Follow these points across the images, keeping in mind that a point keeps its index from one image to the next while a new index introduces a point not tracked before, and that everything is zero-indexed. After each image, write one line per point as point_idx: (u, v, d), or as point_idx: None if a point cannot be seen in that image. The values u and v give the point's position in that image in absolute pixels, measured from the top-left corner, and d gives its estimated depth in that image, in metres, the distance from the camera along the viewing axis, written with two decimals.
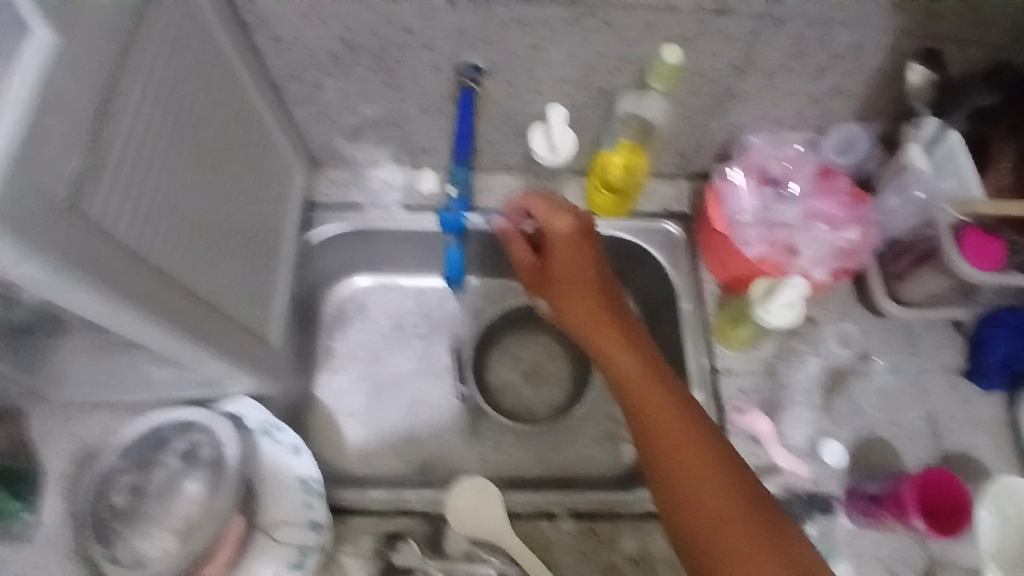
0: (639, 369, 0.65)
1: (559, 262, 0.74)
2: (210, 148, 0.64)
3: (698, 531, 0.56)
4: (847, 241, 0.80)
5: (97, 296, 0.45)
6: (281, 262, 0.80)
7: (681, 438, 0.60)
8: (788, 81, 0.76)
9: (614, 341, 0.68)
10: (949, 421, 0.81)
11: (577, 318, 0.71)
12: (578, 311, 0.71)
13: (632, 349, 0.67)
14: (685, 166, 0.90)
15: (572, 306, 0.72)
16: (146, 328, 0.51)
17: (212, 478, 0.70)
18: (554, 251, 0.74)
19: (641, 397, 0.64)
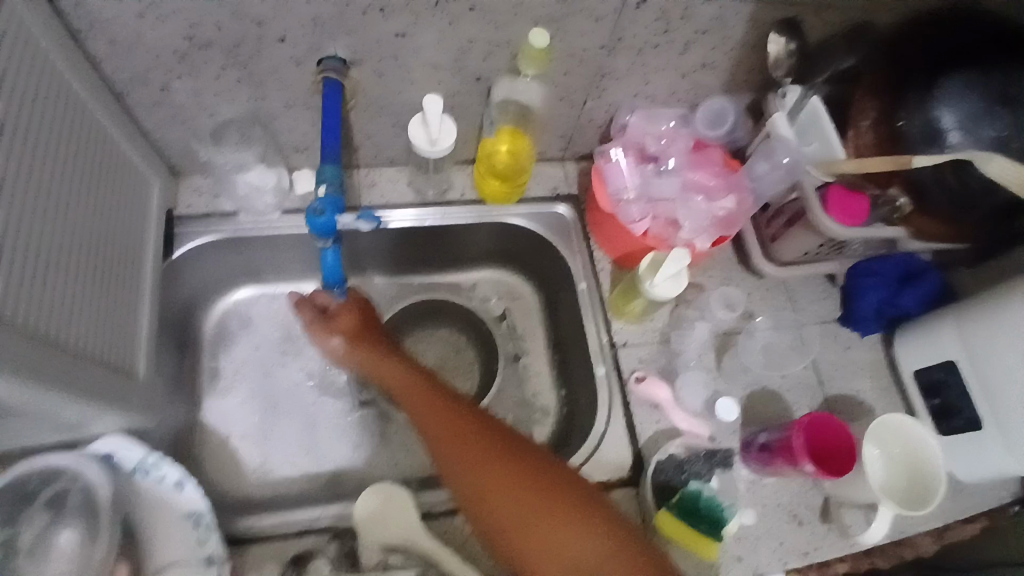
0: (415, 382, 0.75)
1: (344, 317, 0.80)
2: (49, 167, 0.57)
3: (508, 526, 0.63)
4: (723, 210, 0.82)
5: None
6: (147, 282, 0.73)
7: (483, 452, 0.67)
8: (656, 59, 0.77)
9: (396, 371, 0.76)
10: (828, 368, 0.87)
11: (364, 357, 0.78)
12: (363, 351, 0.79)
13: (406, 365, 0.77)
14: (570, 148, 0.90)
15: (356, 347, 0.79)
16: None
17: (85, 529, 0.64)
18: (338, 309, 0.80)
19: (433, 416, 0.71)
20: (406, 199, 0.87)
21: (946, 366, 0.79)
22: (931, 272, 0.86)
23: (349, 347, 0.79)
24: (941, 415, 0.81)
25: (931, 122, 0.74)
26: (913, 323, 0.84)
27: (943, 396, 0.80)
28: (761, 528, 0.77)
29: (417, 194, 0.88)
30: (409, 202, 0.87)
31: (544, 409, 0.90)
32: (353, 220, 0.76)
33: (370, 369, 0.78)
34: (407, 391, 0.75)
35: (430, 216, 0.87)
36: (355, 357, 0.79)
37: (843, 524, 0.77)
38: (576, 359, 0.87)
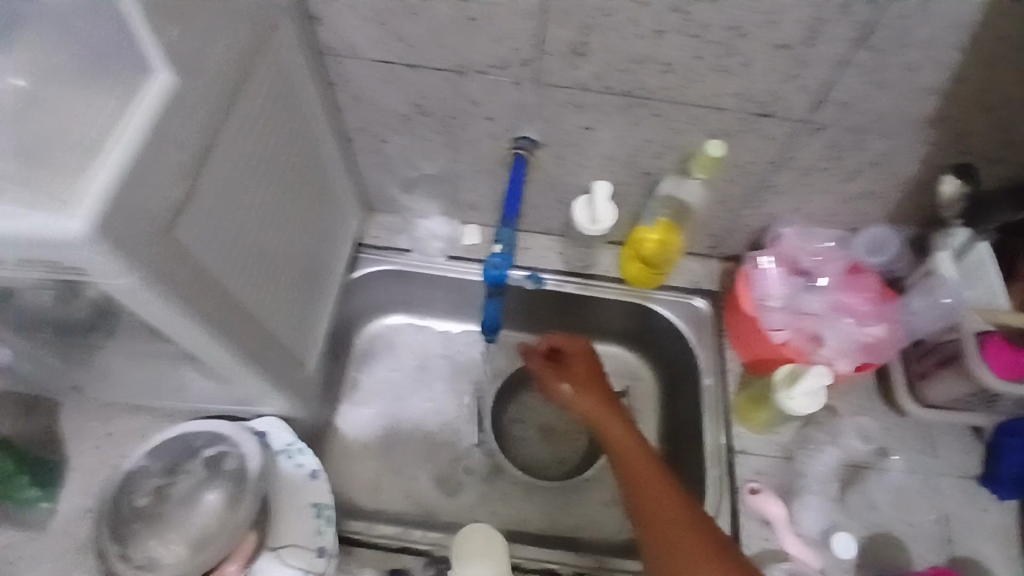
0: (635, 447, 0.74)
1: (576, 364, 0.85)
2: (286, 191, 0.70)
3: None
4: (872, 336, 0.82)
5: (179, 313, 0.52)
6: (328, 296, 0.87)
7: (693, 547, 0.65)
8: (824, 181, 0.80)
9: (617, 428, 0.76)
10: (961, 527, 0.80)
11: (586, 408, 0.80)
12: (587, 402, 0.80)
13: (629, 427, 0.77)
14: (719, 248, 0.94)
15: (582, 395, 0.81)
16: (204, 339, 0.57)
17: (231, 491, 0.74)
18: (568, 357, 0.86)
19: (641, 486, 0.70)
20: (553, 265, 0.95)
21: None
22: None
23: (574, 393, 0.82)
24: None
25: None
26: None
27: None
28: None
29: (564, 264, 0.95)
30: (555, 268, 0.94)
31: None
32: (521, 277, 0.94)
33: (590, 420, 0.79)
34: (625, 452, 0.74)
35: (569, 285, 0.94)
36: (578, 403, 0.81)
37: None
38: (689, 451, 0.88)
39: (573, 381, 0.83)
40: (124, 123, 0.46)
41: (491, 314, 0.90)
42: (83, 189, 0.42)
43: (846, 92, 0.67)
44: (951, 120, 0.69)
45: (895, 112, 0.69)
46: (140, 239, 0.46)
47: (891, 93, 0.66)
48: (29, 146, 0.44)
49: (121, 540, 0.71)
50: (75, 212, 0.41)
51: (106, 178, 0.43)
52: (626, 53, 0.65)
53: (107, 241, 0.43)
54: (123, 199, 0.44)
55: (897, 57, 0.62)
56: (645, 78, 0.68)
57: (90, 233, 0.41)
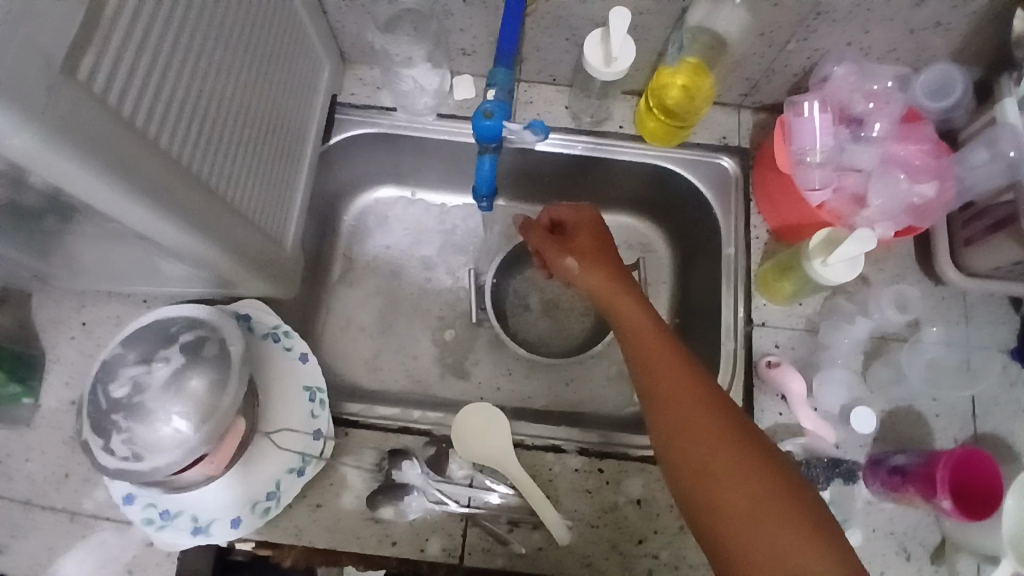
0: (646, 324, 0.67)
1: (581, 235, 0.76)
2: (236, 27, 0.57)
3: (727, 509, 0.54)
4: (922, 197, 0.71)
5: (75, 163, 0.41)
6: (304, 162, 0.76)
7: (709, 422, 0.58)
8: (887, 6, 0.66)
9: (627, 303, 0.69)
10: (984, 400, 0.75)
11: (593, 283, 0.72)
12: (593, 277, 0.72)
13: (640, 303, 0.69)
14: (752, 96, 0.81)
15: (588, 269, 0.73)
16: (135, 208, 0.47)
17: (217, 377, 0.66)
18: (574, 228, 0.77)
19: (653, 367, 0.63)
20: (562, 121, 0.83)
21: None
22: None
23: (579, 266, 0.74)
24: None
25: None
26: None
27: None
28: (866, 552, 0.70)
29: (573, 119, 0.83)
30: (563, 124, 0.83)
31: None
32: (518, 128, 0.74)
33: (598, 295, 0.72)
34: (633, 327, 0.67)
35: (580, 141, 0.82)
36: (583, 277, 0.73)
37: (955, 568, 0.69)
38: (705, 325, 0.82)
39: (578, 254, 0.75)
40: None
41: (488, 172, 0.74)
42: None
43: None
44: None
45: None
46: (31, 89, 0.36)
47: None
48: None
49: (101, 433, 0.63)
50: None
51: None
52: None
53: None
54: None
55: None
56: None
57: None
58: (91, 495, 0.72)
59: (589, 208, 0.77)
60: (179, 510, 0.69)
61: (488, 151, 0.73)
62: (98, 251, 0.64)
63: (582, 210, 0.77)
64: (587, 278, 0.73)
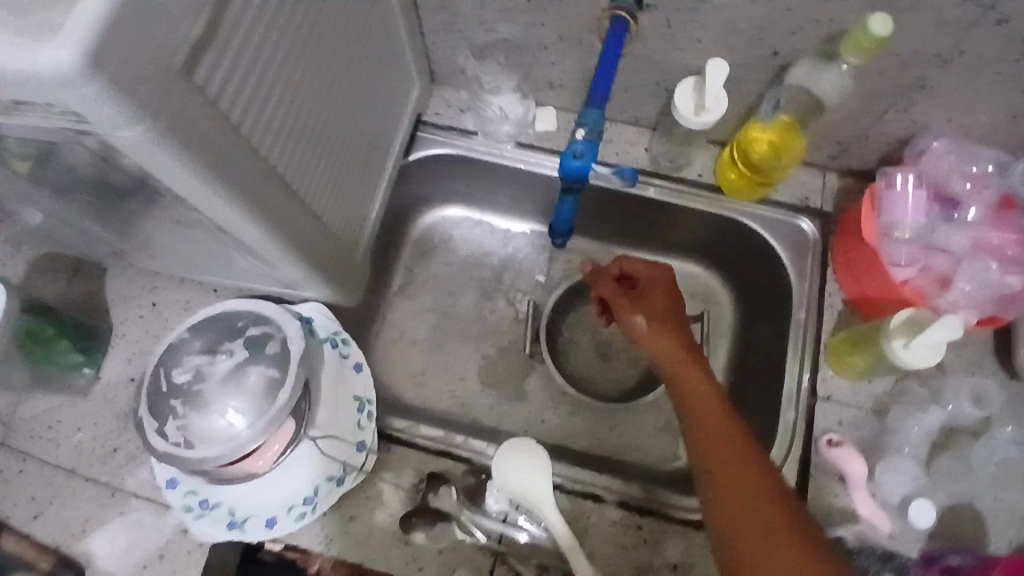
0: (716, 404, 0.62)
1: (655, 296, 0.72)
2: (339, 40, 0.58)
3: None
4: (1012, 287, 0.68)
5: (171, 157, 0.41)
6: (384, 176, 0.78)
7: (781, 530, 0.54)
8: (996, 85, 0.63)
9: (698, 376, 0.64)
10: None
11: (662, 348, 0.67)
12: (663, 342, 0.68)
13: (711, 379, 0.65)
14: (839, 159, 0.78)
15: (658, 334, 0.68)
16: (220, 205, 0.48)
17: (275, 376, 0.68)
18: (646, 286, 0.73)
19: (720, 452, 0.59)
20: (639, 163, 0.82)
21: None
22: None
23: (649, 327, 0.69)
24: None
25: None
26: None
27: None
28: None
29: (651, 162, 0.82)
30: (640, 167, 0.82)
31: None
32: (607, 173, 0.80)
33: (666, 361, 0.67)
34: (703, 404, 0.63)
35: (654, 185, 0.81)
36: (651, 339, 0.68)
37: None
38: (764, 389, 0.78)
39: (648, 312, 0.70)
40: None
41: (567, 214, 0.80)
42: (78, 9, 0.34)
43: None
44: None
45: None
46: (151, 84, 0.37)
47: None
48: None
49: (158, 415, 0.65)
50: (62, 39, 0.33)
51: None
52: None
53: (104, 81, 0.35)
54: (127, 29, 0.35)
55: None
56: None
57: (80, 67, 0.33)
58: (135, 473, 0.73)
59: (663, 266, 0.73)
60: (217, 501, 0.69)
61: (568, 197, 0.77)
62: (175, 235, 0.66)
63: (656, 268, 0.73)
64: (656, 340, 0.68)
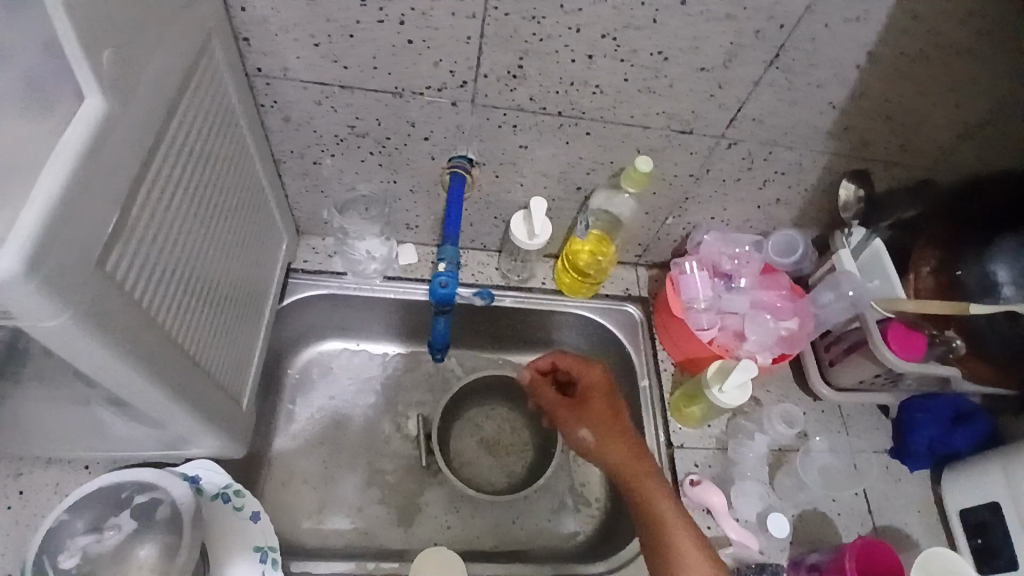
0: (668, 507, 0.74)
1: (595, 400, 0.83)
2: (220, 215, 0.66)
3: None
4: (787, 329, 0.89)
5: (99, 343, 0.47)
6: (262, 320, 0.84)
7: None
8: (737, 191, 0.86)
9: (649, 483, 0.76)
10: (876, 497, 0.88)
11: (613, 454, 0.78)
12: (613, 449, 0.79)
13: (664, 486, 0.76)
14: (645, 256, 0.99)
15: (606, 442, 0.79)
16: (134, 380, 0.53)
17: (170, 543, 0.68)
18: (590, 393, 0.84)
19: (679, 557, 0.70)
20: (492, 280, 0.97)
21: (993, 506, 0.79)
22: (981, 415, 0.87)
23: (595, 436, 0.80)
24: (981, 556, 0.80)
25: (988, 275, 0.78)
26: (961, 463, 0.85)
27: (985, 537, 0.79)
28: None
29: (502, 278, 0.97)
30: (493, 283, 0.96)
31: (589, 495, 0.95)
32: (469, 295, 0.94)
33: (615, 464, 0.78)
34: (654, 505, 0.74)
35: (508, 296, 0.95)
36: (600, 447, 0.79)
37: None
38: None
39: (591, 417, 0.82)
40: (57, 150, 0.42)
41: (442, 330, 0.92)
42: (17, 223, 0.39)
43: (760, 110, 0.74)
44: (846, 133, 0.78)
45: (800, 124, 0.76)
46: (74, 273, 0.42)
47: (795, 109, 0.74)
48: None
49: None
50: (4, 251, 0.38)
51: (39, 209, 0.39)
52: (560, 76, 0.68)
53: (38, 280, 0.39)
54: (57, 232, 0.40)
55: (802, 78, 0.70)
56: (578, 99, 0.71)
57: (20, 272, 0.38)
58: None
59: (601, 371, 0.85)
60: None
61: (440, 318, 0.90)
62: (49, 409, 0.64)
63: (594, 374, 0.85)
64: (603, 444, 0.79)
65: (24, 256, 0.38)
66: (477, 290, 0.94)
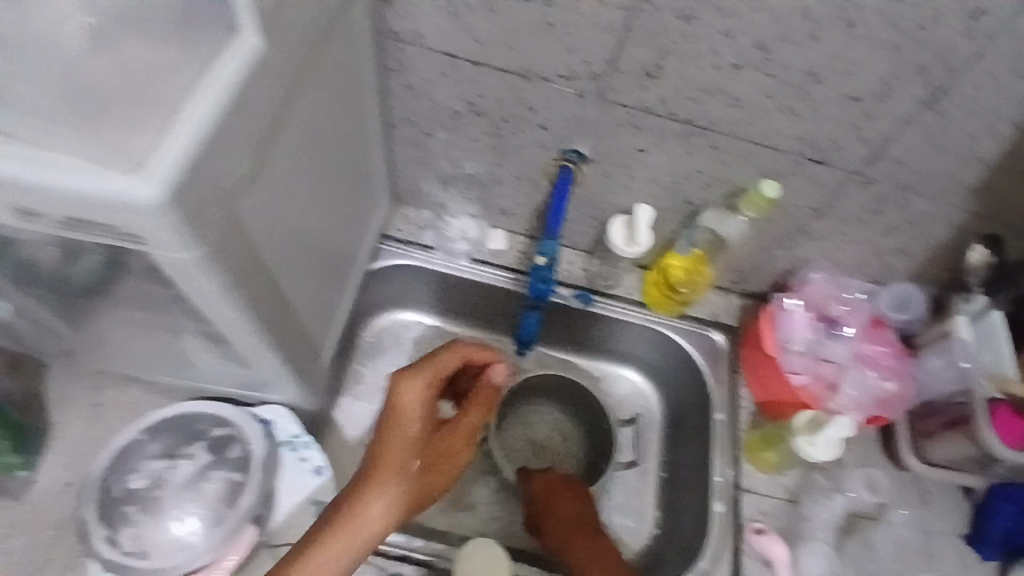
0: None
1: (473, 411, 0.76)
2: (333, 170, 0.66)
3: None
4: (886, 390, 0.83)
5: (218, 283, 0.48)
6: (349, 282, 0.84)
7: None
8: (860, 233, 0.80)
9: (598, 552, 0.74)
10: None
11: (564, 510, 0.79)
12: (564, 506, 0.80)
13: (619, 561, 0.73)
14: (742, 284, 0.93)
15: (558, 499, 0.80)
16: (236, 323, 0.53)
17: (236, 480, 0.71)
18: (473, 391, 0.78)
19: None
20: (578, 280, 0.94)
21: None
22: None
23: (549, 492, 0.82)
24: None
25: None
26: None
27: None
28: None
29: (588, 280, 0.94)
30: (579, 284, 0.93)
31: (639, 513, 0.89)
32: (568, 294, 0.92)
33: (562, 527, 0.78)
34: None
35: (592, 300, 0.92)
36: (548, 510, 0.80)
37: None
38: (693, 484, 0.86)
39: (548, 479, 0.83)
40: (206, 83, 0.42)
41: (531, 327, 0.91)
42: (162, 150, 0.39)
43: (906, 150, 0.68)
44: (1001, 191, 0.70)
45: (949, 173, 0.69)
46: (206, 208, 0.42)
47: (950, 155, 0.67)
48: (94, 99, 0.41)
49: (109, 523, 0.67)
50: (148, 176, 0.38)
51: (187, 139, 0.39)
52: (698, 83, 0.64)
53: (174, 211, 0.40)
54: (200, 167, 0.40)
55: (963, 123, 0.64)
56: (711, 110, 0.67)
57: (159, 201, 0.38)
58: None
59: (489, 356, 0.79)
60: None
61: (531, 313, 0.90)
62: (141, 330, 0.66)
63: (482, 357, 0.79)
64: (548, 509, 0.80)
65: (166, 185, 0.38)
66: (577, 291, 0.93)
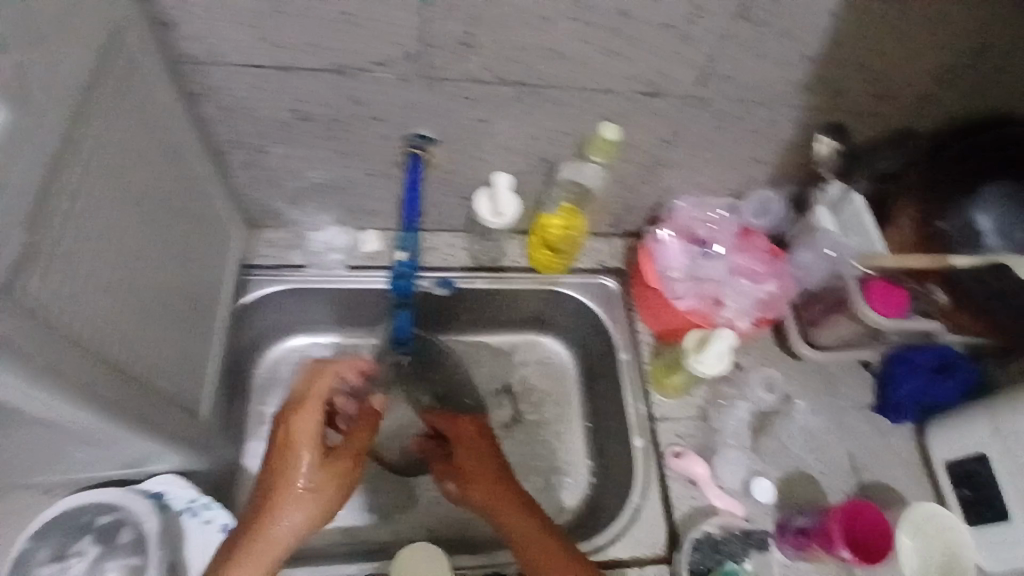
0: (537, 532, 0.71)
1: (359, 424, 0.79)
2: (154, 215, 0.61)
3: None
4: (767, 293, 0.87)
5: (22, 377, 0.42)
6: (216, 324, 0.79)
7: None
8: (708, 153, 0.83)
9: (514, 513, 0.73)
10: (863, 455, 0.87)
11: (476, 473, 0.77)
12: (476, 467, 0.77)
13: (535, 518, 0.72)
14: (619, 226, 0.95)
15: (468, 460, 0.78)
16: (68, 410, 0.48)
17: (138, 564, 0.67)
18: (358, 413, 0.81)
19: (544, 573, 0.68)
20: (462, 262, 0.93)
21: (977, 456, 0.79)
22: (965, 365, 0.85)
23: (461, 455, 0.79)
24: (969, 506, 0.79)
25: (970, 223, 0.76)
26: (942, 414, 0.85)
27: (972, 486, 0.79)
28: None
29: (472, 259, 0.93)
30: (463, 265, 0.92)
31: (573, 469, 0.91)
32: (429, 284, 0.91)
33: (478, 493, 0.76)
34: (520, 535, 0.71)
35: (479, 278, 0.92)
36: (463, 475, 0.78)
37: None
38: (615, 427, 0.88)
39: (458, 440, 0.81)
40: None
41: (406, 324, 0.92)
42: None
43: (726, 66, 0.70)
44: (817, 87, 0.75)
45: (768, 81, 0.73)
46: None
47: (763, 63, 0.70)
48: None
49: None
50: None
51: None
52: (512, 42, 0.64)
53: None
54: None
55: (765, 31, 0.67)
56: (534, 66, 0.67)
57: None
58: None
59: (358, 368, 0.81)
60: None
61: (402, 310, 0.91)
62: None
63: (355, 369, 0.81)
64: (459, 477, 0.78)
65: None
66: (440, 278, 0.91)
